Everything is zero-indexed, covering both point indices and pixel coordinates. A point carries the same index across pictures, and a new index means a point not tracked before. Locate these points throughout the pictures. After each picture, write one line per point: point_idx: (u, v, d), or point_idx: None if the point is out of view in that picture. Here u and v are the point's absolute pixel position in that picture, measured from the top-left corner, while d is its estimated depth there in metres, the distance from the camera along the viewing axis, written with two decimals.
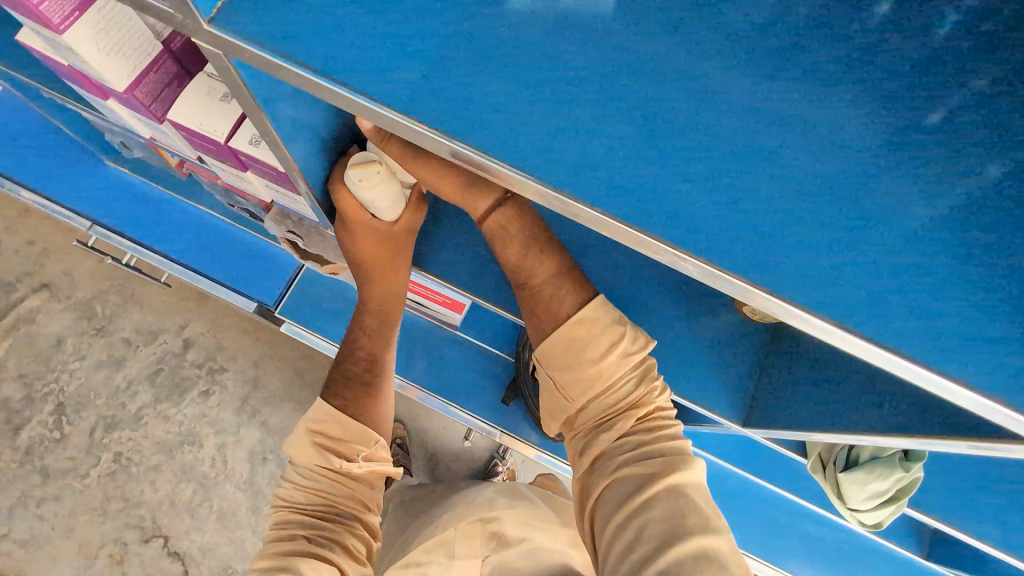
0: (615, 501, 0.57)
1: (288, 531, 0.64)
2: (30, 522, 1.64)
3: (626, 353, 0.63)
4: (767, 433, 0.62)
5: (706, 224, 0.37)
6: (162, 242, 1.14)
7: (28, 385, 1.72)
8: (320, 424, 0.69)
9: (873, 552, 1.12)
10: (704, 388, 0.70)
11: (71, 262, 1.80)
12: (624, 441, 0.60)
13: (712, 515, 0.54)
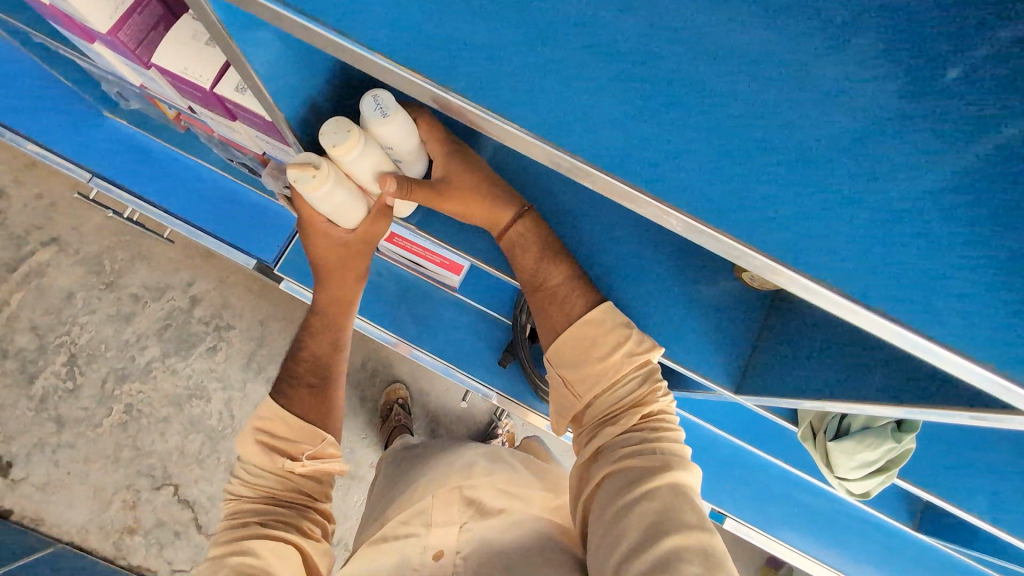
0: (613, 488, 0.61)
1: (241, 520, 0.66)
2: (46, 467, 1.70)
3: (636, 351, 0.67)
4: (756, 399, 0.63)
5: (696, 179, 0.38)
6: (164, 198, 1.13)
7: (41, 336, 1.76)
8: (265, 423, 0.72)
9: (861, 521, 1.14)
10: (698, 354, 0.70)
11: (79, 216, 1.81)
12: (628, 435, 0.64)
13: (700, 511, 0.58)
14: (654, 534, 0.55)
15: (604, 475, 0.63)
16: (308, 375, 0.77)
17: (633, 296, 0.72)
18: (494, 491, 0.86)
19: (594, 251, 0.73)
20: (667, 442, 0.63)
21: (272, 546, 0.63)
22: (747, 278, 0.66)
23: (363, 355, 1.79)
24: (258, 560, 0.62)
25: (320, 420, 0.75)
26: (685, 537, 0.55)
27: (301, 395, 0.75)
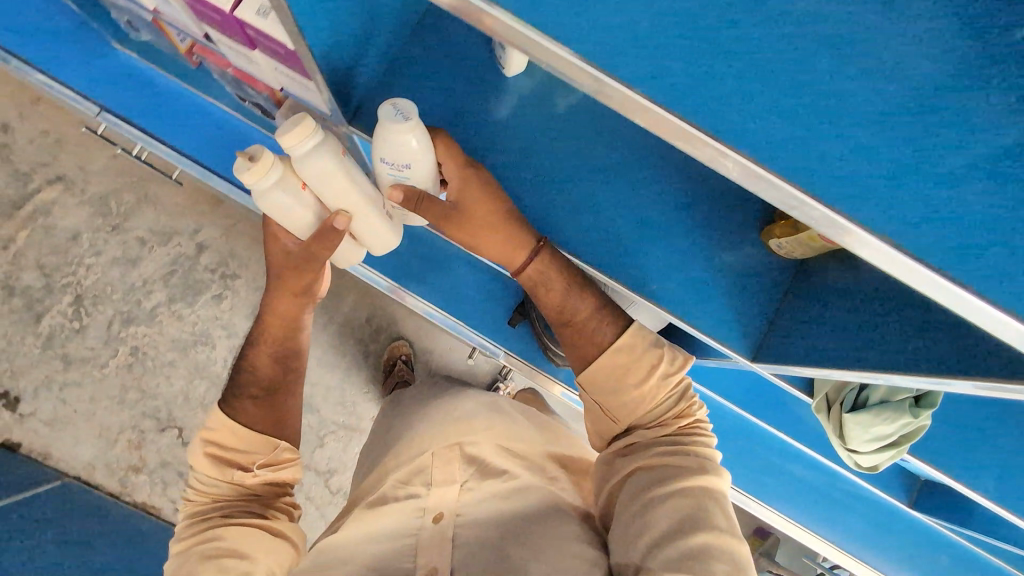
0: (645, 485, 0.64)
1: (203, 521, 0.73)
2: (53, 403, 1.73)
3: (669, 375, 0.70)
4: (774, 366, 0.63)
5: (773, 137, 0.45)
6: (175, 136, 1.14)
7: (47, 276, 1.75)
8: (213, 434, 0.77)
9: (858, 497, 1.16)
10: (718, 321, 0.68)
11: (85, 156, 1.78)
12: (661, 440, 0.67)
13: (730, 516, 0.61)
14: (681, 529, 0.58)
15: (635, 471, 0.66)
16: (251, 385, 0.81)
17: (655, 256, 0.69)
18: (496, 450, 0.84)
19: (617, 209, 0.70)
20: (700, 450, 0.66)
21: (238, 533, 0.70)
22: (773, 244, 0.65)
23: (368, 311, 1.79)
24: (226, 549, 0.69)
25: (271, 427, 0.80)
26: (715, 536, 0.58)
27: (247, 403, 0.80)
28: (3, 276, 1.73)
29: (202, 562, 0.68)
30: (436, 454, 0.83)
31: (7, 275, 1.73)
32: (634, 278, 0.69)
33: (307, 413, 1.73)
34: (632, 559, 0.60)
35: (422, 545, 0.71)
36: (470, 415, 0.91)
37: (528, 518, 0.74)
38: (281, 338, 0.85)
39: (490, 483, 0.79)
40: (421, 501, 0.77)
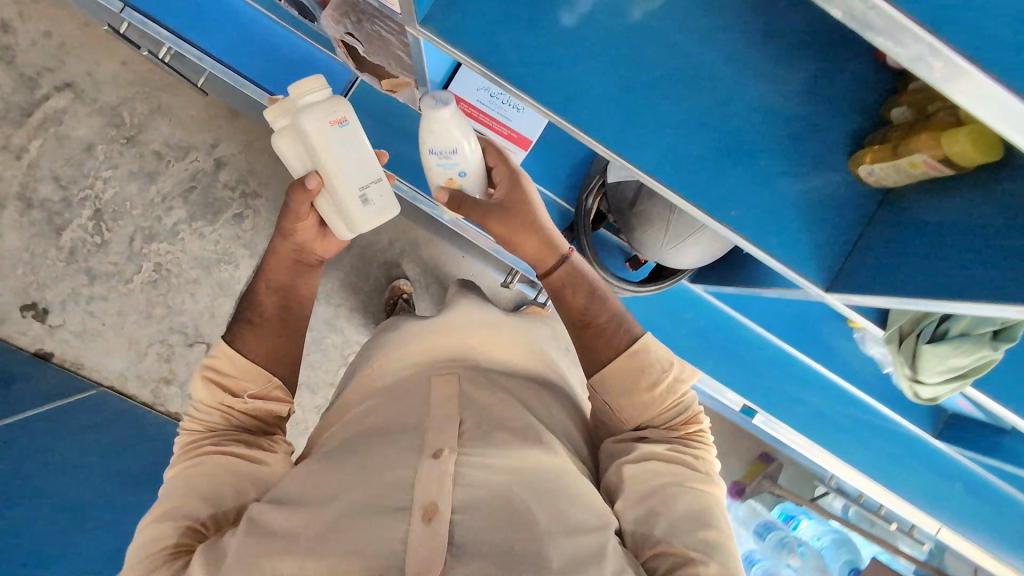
0: (657, 473, 0.70)
1: (193, 444, 0.73)
2: (82, 316, 1.74)
3: (683, 380, 0.77)
4: (847, 297, 0.64)
5: (972, 25, 0.45)
6: (203, 39, 1.07)
7: (64, 189, 1.71)
8: (212, 360, 0.77)
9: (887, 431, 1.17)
10: (797, 251, 0.66)
11: (94, 61, 1.69)
12: (672, 436, 0.76)
13: (723, 512, 0.70)
14: (693, 521, 0.67)
15: (646, 457, 0.72)
16: (251, 313, 0.82)
17: (737, 180, 0.66)
18: (490, 384, 0.80)
19: (695, 128, 0.66)
20: (700, 452, 0.75)
21: (218, 460, 0.70)
22: (864, 171, 0.63)
23: (390, 235, 1.76)
24: (205, 473, 0.69)
25: (270, 359, 0.80)
26: (717, 531, 0.67)
27: (247, 333, 0.80)
28: (19, 187, 1.68)
29: (184, 483, 0.68)
30: (434, 382, 0.77)
31: (22, 186, 1.68)
32: (711, 204, 0.67)
33: (332, 333, 1.76)
34: (649, 535, 0.66)
35: (419, 479, 0.61)
36: (464, 350, 0.88)
37: (535, 464, 0.67)
38: (287, 278, 0.86)
39: (495, 428, 0.71)
40: (417, 436, 0.68)
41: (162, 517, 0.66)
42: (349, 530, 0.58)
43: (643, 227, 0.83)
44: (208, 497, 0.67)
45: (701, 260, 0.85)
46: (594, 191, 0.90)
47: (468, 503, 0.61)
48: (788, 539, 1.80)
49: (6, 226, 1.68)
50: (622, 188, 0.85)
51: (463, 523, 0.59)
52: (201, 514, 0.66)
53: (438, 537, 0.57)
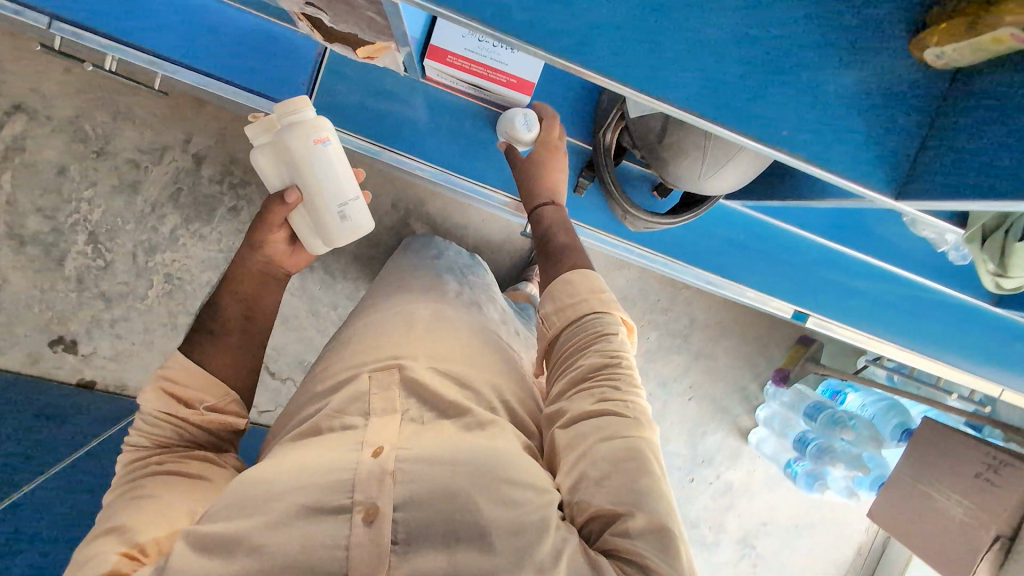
0: (582, 426, 0.65)
1: (140, 462, 0.70)
2: (110, 340, 1.72)
3: (606, 305, 0.74)
4: (918, 205, 0.61)
5: None
6: (150, 39, 0.97)
7: (51, 218, 1.64)
8: (169, 371, 0.73)
9: (943, 305, 1.15)
10: (859, 161, 0.62)
11: (36, 76, 1.57)
12: (601, 381, 0.68)
13: (659, 460, 0.64)
14: (623, 474, 0.61)
15: (575, 414, 0.66)
16: (210, 322, 0.78)
17: (783, 95, 0.61)
18: (433, 375, 0.73)
19: (723, 44, 0.59)
20: (633, 396, 0.67)
21: (164, 481, 0.67)
22: (930, 56, 0.57)
23: (392, 197, 1.69)
24: (148, 494, 0.65)
25: (230, 372, 0.77)
26: (651, 480, 0.61)
27: (210, 348, 0.76)
28: (6, 225, 1.62)
29: (125, 507, 0.65)
30: (371, 377, 0.72)
31: (9, 224, 1.62)
32: (760, 126, 0.61)
33: None
34: (584, 499, 0.61)
35: (359, 479, 0.56)
36: (387, 336, 0.81)
37: (478, 443, 0.62)
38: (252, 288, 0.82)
39: (440, 420, 0.67)
40: (356, 436, 0.63)
41: (97, 543, 0.61)
42: (282, 540, 0.53)
43: (674, 158, 0.80)
44: (150, 520, 0.63)
45: (736, 182, 0.82)
46: (612, 126, 0.88)
47: (407, 495, 0.55)
48: (839, 416, 1.77)
49: (8, 267, 1.64)
50: (645, 123, 0.82)
51: (404, 521, 0.54)
52: (143, 538, 0.61)
53: (381, 540, 0.53)
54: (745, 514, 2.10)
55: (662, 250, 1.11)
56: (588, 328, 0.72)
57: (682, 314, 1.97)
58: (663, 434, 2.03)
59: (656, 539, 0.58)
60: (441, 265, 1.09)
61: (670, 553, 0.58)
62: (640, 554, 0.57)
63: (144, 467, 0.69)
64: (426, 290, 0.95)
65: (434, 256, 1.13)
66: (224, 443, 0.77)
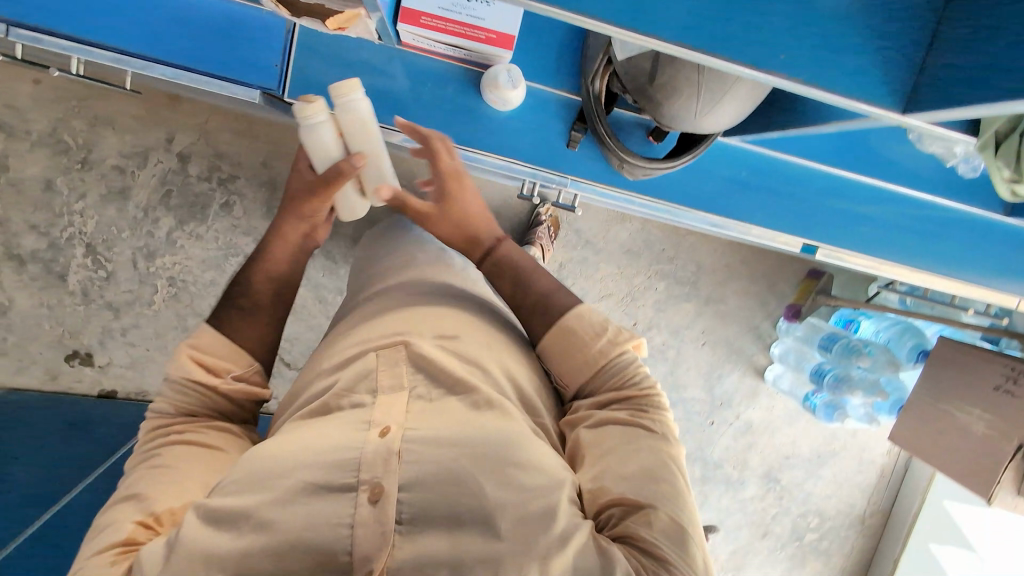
0: (612, 440, 0.67)
1: (163, 429, 0.71)
2: (124, 349, 1.73)
3: (625, 333, 0.79)
4: (929, 116, 0.58)
5: None
6: (113, 36, 0.93)
7: (47, 234, 1.63)
8: (197, 341, 0.74)
9: (957, 220, 1.13)
10: (865, 80, 0.59)
11: (7, 91, 1.53)
12: (631, 405, 0.72)
13: (684, 474, 0.66)
14: (647, 476, 0.63)
15: (604, 424, 0.70)
16: (241, 298, 0.80)
17: (779, 19, 0.58)
18: (440, 352, 0.72)
19: None
20: (661, 417, 0.72)
21: (182, 452, 0.68)
22: None
23: None
24: (165, 465, 0.67)
25: (256, 348, 0.79)
26: (673, 488, 0.63)
27: (240, 321, 0.79)
28: (3, 246, 1.61)
29: (143, 476, 0.66)
30: (378, 356, 0.71)
31: (6, 245, 1.61)
32: (760, 56, 0.59)
33: None
34: (607, 486, 0.63)
35: (365, 461, 0.56)
36: (383, 317, 0.80)
37: (485, 424, 0.61)
38: (282, 263, 0.85)
39: (445, 396, 0.67)
40: (363, 414, 0.63)
41: (116, 510, 0.64)
42: (287, 516, 0.54)
43: (667, 98, 0.77)
44: (166, 491, 0.64)
45: (729, 121, 0.81)
46: (600, 74, 0.87)
47: (413, 478, 0.56)
48: (854, 345, 1.76)
49: (13, 288, 1.64)
50: (635, 64, 0.78)
51: (408, 503, 0.55)
52: (158, 509, 0.63)
53: (385, 520, 0.54)
54: (768, 451, 2.13)
55: (660, 196, 1.08)
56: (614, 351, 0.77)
57: (688, 261, 1.95)
58: (680, 382, 2.04)
59: (675, 537, 0.60)
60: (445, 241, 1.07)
61: (686, 551, 0.59)
62: (656, 547, 0.58)
63: (163, 435, 0.70)
64: (431, 265, 0.94)
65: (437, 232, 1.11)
66: (245, 415, 0.78)
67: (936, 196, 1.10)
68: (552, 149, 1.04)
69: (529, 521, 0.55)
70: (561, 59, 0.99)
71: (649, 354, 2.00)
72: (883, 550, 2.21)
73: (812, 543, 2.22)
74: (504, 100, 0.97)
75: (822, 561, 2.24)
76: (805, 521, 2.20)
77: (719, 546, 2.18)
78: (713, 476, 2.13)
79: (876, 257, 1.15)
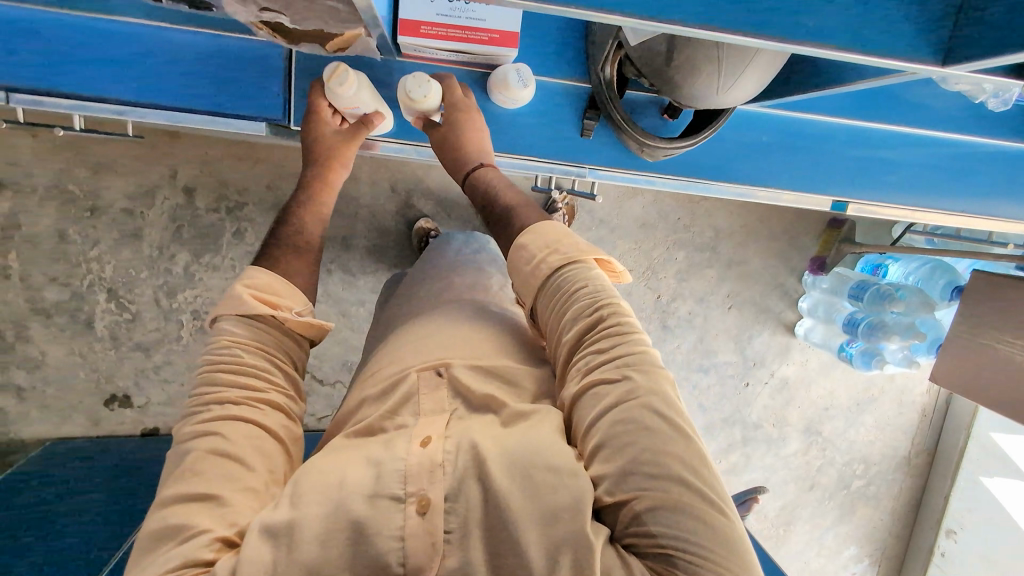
0: (583, 403, 0.62)
1: (217, 391, 0.66)
2: (160, 386, 1.74)
3: (570, 254, 0.72)
4: (968, 68, 0.56)
5: None
6: (109, 87, 0.92)
7: (68, 285, 1.64)
8: (256, 282, 0.73)
9: (986, 155, 1.10)
10: (895, 37, 0.57)
11: (8, 150, 1.53)
12: (589, 343, 0.65)
13: (670, 423, 0.58)
14: (616, 447, 0.57)
15: (571, 388, 0.65)
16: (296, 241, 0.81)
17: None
18: (475, 375, 0.71)
19: None
20: (626, 348, 0.64)
21: (246, 434, 0.64)
22: None
23: (389, 179, 1.67)
24: (232, 451, 0.62)
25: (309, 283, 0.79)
26: (653, 452, 0.56)
27: (294, 257, 0.79)
28: (28, 302, 1.63)
29: (208, 461, 0.61)
30: (419, 378, 0.71)
31: (30, 300, 1.62)
32: (789, 27, 0.56)
33: None
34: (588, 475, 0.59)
35: (411, 470, 0.57)
36: (407, 352, 0.78)
37: (530, 433, 0.61)
38: (324, 205, 0.88)
39: (481, 413, 0.67)
40: (407, 431, 0.64)
41: (183, 509, 0.58)
42: (337, 528, 0.54)
43: (687, 78, 0.77)
44: (238, 492, 0.60)
45: (752, 93, 0.80)
46: (610, 60, 0.86)
47: (457, 487, 0.56)
48: (885, 290, 1.71)
49: (44, 341, 1.65)
50: (649, 48, 0.78)
51: (455, 513, 0.55)
52: (241, 521, 0.58)
53: (434, 530, 0.54)
54: (805, 405, 2.12)
55: (678, 173, 1.05)
56: (557, 293, 0.70)
57: (705, 227, 1.92)
58: (711, 348, 2.02)
59: (667, 516, 0.54)
60: (485, 259, 1.05)
61: (688, 528, 0.54)
62: (659, 537, 0.54)
63: (220, 405, 0.65)
64: (468, 290, 0.92)
65: (475, 251, 1.08)
66: (299, 365, 0.75)
67: (964, 134, 1.07)
68: (564, 142, 1.02)
69: (557, 522, 0.54)
70: (563, 48, 0.97)
71: (677, 325, 1.98)
72: (932, 488, 2.20)
73: (860, 489, 2.22)
74: (514, 99, 0.95)
75: (872, 506, 2.24)
76: (850, 469, 2.19)
77: (767, 503, 2.19)
78: (754, 437, 2.12)
79: (905, 202, 1.12)
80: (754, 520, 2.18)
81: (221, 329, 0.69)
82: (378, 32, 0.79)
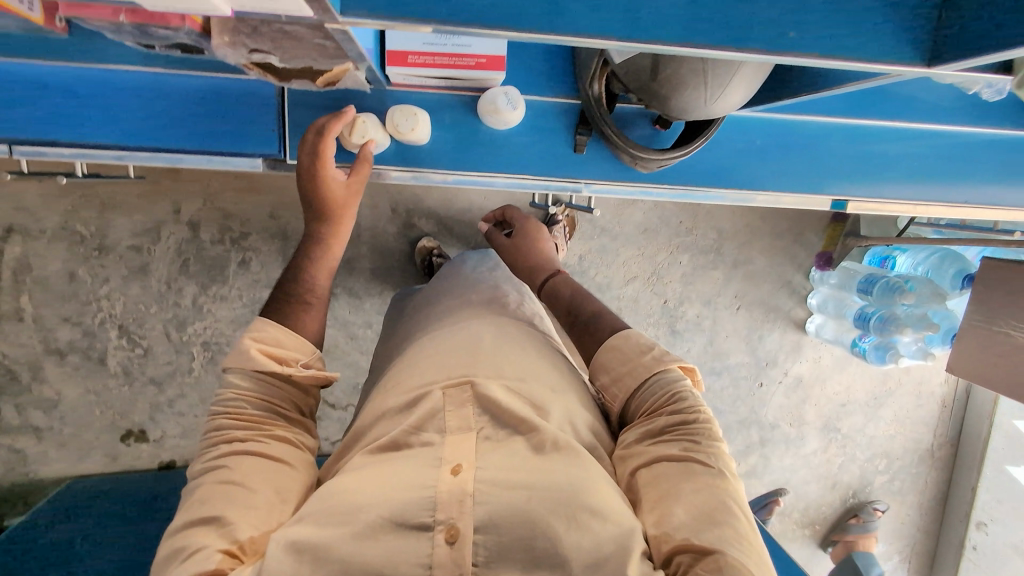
0: (670, 476, 0.62)
1: (225, 435, 0.67)
2: (175, 419, 1.74)
3: (663, 356, 0.74)
4: (956, 67, 0.56)
5: None
6: (110, 134, 0.94)
7: (80, 323, 1.66)
8: (261, 334, 0.73)
9: (987, 144, 1.09)
10: (882, 43, 0.57)
11: (17, 195, 1.57)
12: (682, 430, 0.66)
13: (748, 516, 0.60)
14: (704, 519, 0.58)
15: (656, 464, 0.64)
16: (301, 294, 0.80)
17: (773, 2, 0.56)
18: (504, 392, 0.68)
19: None
20: (716, 445, 0.65)
21: (254, 466, 0.65)
22: None
23: (390, 201, 1.68)
24: (242, 483, 0.62)
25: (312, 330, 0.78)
26: (736, 532, 0.58)
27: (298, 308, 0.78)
28: (42, 343, 1.65)
29: (219, 493, 0.62)
30: (444, 394, 0.67)
31: (44, 340, 1.65)
32: (771, 39, 0.57)
33: None
34: (670, 531, 0.58)
35: (441, 500, 0.55)
36: (423, 367, 0.76)
37: (570, 472, 0.58)
38: (329, 252, 0.86)
39: (510, 434, 0.64)
40: (434, 451, 0.61)
41: (195, 531, 0.59)
42: (366, 554, 0.53)
43: (675, 91, 0.78)
44: (246, 515, 0.60)
45: (741, 100, 0.80)
46: (596, 76, 0.89)
47: (486, 519, 0.54)
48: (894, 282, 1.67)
49: (59, 380, 1.67)
50: (634, 64, 0.79)
51: (483, 544, 0.54)
52: (243, 537, 0.59)
53: (462, 562, 0.53)
54: (820, 402, 2.09)
55: (678, 180, 1.05)
56: (660, 377, 0.72)
57: (708, 229, 1.91)
58: (722, 350, 2.00)
59: None
60: (501, 278, 1.04)
61: None
62: None
63: (228, 443, 0.67)
64: (486, 306, 0.92)
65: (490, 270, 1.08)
66: (308, 402, 0.76)
67: (960, 127, 1.07)
68: (562, 157, 1.03)
69: (603, 568, 0.53)
70: (551, 65, 0.99)
71: (685, 328, 1.97)
72: (958, 480, 2.16)
73: (883, 485, 2.17)
74: (504, 121, 0.97)
75: (898, 502, 2.19)
76: (872, 465, 2.15)
77: (789, 505, 2.15)
78: (772, 438, 2.09)
79: (909, 197, 1.11)
80: (777, 522, 2.15)
81: (222, 376, 0.71)
82: (364, 65, 0.80)
